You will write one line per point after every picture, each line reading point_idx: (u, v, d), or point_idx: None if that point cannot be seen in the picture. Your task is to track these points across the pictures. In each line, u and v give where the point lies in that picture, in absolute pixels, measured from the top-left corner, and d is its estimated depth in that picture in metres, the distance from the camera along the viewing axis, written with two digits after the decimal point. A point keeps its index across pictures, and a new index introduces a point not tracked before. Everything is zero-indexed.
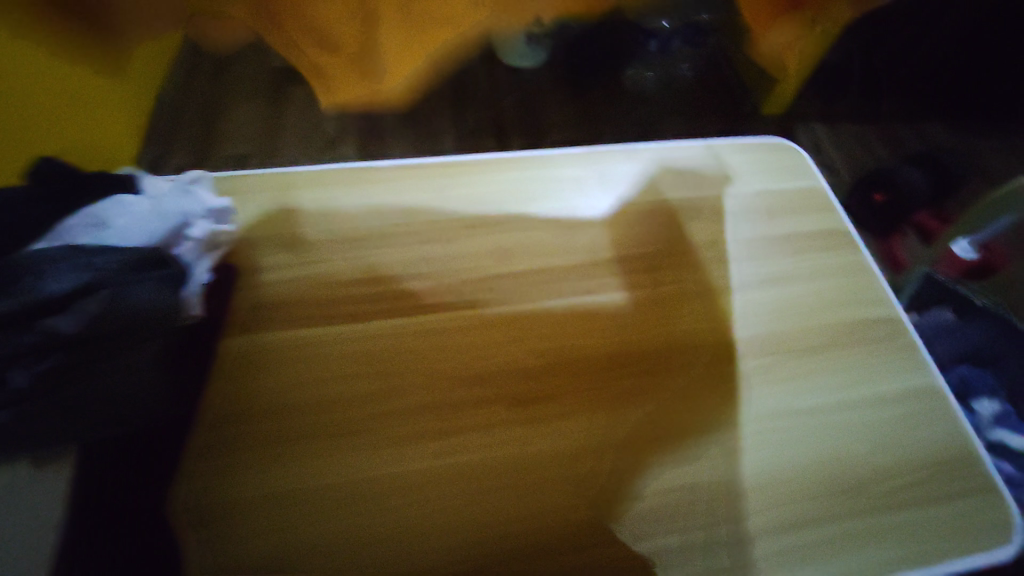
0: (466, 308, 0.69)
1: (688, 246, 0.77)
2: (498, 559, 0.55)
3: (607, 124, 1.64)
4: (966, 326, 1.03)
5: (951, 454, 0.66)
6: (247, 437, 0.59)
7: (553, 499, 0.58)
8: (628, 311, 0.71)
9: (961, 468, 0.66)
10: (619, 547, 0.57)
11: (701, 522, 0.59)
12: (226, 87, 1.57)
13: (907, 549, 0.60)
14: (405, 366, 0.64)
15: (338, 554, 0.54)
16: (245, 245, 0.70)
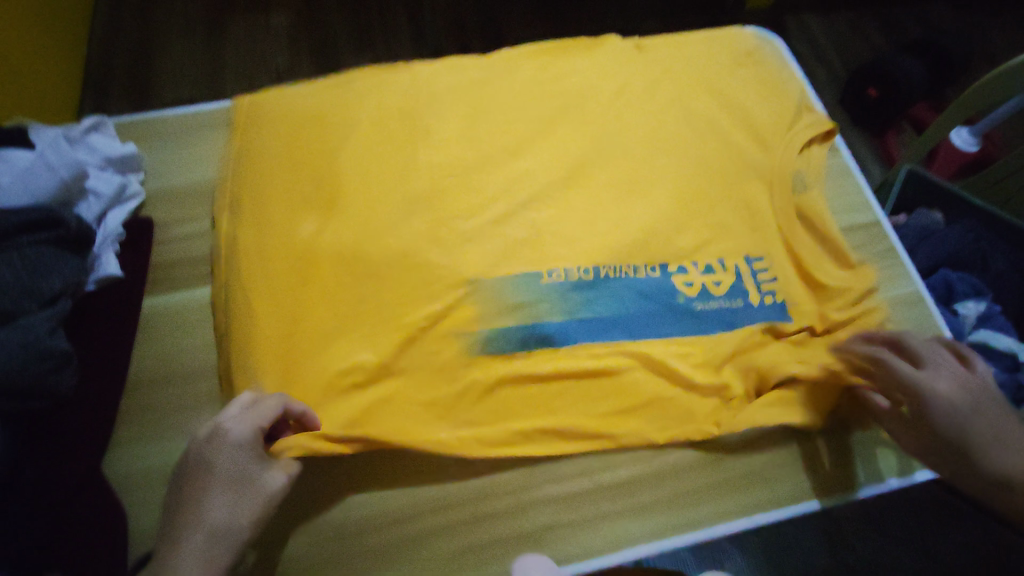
0: (411, 241, 0.61)
1: (664, 161, 0.71)
2: (469, 501, 0.54)
3: (582, 19, 1.40)
4: (949, 228, 0.83)
5: None
6: (192, 393, 0.56)
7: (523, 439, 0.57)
8: (607, 232, 0.66)
9: None
10: (582, 482, 0.56)
11: (672, 451, 0.57)
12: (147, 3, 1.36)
13: (877, 463, 0.59)
14: (339, 301, 0.58)
15: (304, 506, 0.53)
16: (152, 197, 0.66)
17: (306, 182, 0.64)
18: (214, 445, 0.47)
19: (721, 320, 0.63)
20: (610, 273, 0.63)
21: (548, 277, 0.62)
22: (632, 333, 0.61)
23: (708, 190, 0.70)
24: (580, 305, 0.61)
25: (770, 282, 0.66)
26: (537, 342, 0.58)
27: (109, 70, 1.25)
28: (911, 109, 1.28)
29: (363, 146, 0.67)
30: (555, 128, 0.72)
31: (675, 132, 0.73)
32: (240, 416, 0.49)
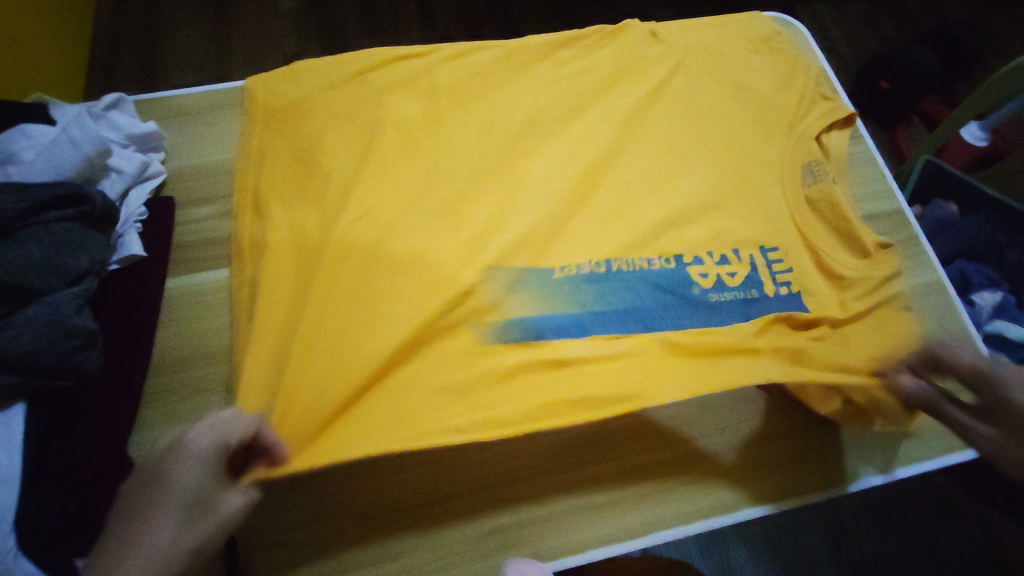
0: (430, 228, 0.62)
1: (682, 150, 0.71)
2: (496, 483, 0.55)
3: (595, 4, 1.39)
4: (964, 220, 0.84)
5: (946, 351, 0.64)
6: (213, 374, 0.56)
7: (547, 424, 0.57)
8: (623, 221, 0.66)
9: (954, 365, 0.63)
10: (603, 465, 0.56)
11: (678, 445, 0.58)
12: None
13: (890, 454, 0.60)
14: (359, 281, 0.57)
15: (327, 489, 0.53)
16: (172, 177, 0.65)
17: (325, 168, 0.64)
18: (172, 457, 0.43)
19: (738, 308, 0.62)
20: (622, 266, 0.63)
21: (560, 271, 0.62)
22: (647, 322, 0.60)
23: (727, 178, 0.70)
24: (595, 296, 0.61)
25: (784, 273, 0.65)
26: (554, 333, 0.58)
27: (117, 48, 1.23)
28: (921, 102, 1.28)
29: (384, 135, 0.67)
30: (574, 116, 0.72)
31: (693, 122, 0.73)
32: (204, 428, 0.45)
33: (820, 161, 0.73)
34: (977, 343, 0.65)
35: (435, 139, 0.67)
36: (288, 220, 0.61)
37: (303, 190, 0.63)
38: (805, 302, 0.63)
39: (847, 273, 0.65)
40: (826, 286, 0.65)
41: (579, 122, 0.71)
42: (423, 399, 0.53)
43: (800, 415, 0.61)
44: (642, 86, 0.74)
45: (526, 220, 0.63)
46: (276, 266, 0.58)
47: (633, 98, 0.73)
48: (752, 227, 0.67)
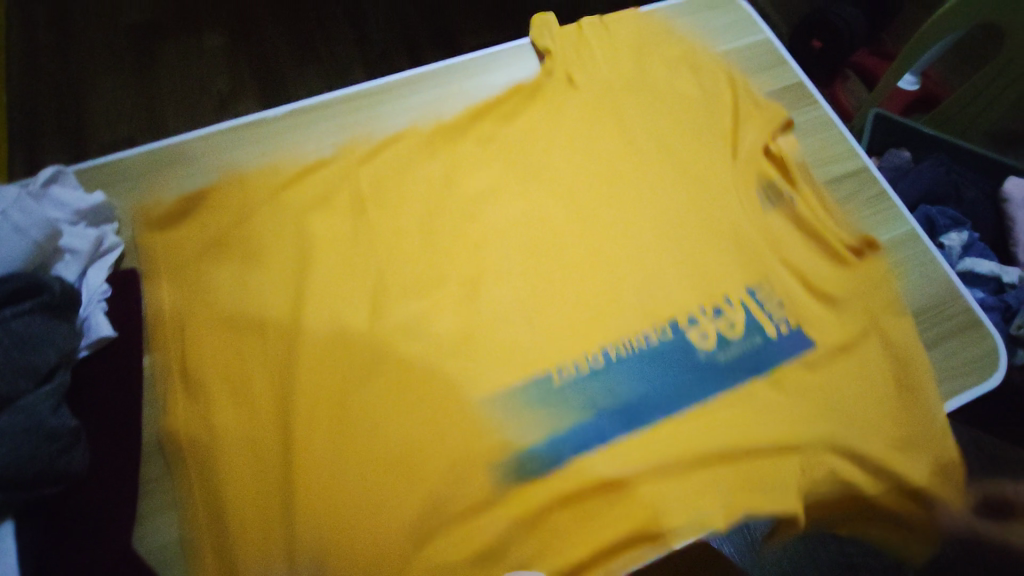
0: (411, 269, 0.62)
1: (647, 142, 0.71)
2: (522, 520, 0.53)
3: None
4: (920, 165, 0.86)
5: (931, 298, 0.66)
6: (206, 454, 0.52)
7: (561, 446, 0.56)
8: (598, 226, 0.66)
9: (940, 310, 0.66)
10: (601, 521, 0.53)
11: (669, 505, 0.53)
12: (66, 29, 1.25)
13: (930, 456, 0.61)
14: (347, 342, 0.57)
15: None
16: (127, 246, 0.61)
17: (296, 224, 0.63)
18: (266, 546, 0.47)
19: (748, 365, 0.59)
20: (620, 351, 0.59)
21: (558, 373, 0.57)
22: (667, 406, 0.57)
23: (694, 165, 0.70)
24: (604, 395, 0.57)
25: (779, 312, 0.62)
26: (573, 450, 0.54)
27: (37, 112, 1.16)
28: (854, 57, 1.32)
29: (343, 188, 0.65)
30: (534, 130, 0.71)
31: (651, 116, 0.73)
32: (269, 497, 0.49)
33: (783, 190, 0.70)
34: (958, 286, 0.67)
35: (401, 178, 0.66)
36: (268, 282, 0.60)
37: (275, 251, 0.61)
38: (806, 334, 0.61)
39: (809, 258, 0.67)
40: (801, 271, 0.65)
41: (540, 135, 0.70)
42: (443, 450, 0.53)
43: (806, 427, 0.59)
44: (597, 86, 0.74)
45: (501, 246, 0.64)
46: (242, 354, 0.56)
47: (588, 102, 0.73)
48: (727, 214, 0.67)
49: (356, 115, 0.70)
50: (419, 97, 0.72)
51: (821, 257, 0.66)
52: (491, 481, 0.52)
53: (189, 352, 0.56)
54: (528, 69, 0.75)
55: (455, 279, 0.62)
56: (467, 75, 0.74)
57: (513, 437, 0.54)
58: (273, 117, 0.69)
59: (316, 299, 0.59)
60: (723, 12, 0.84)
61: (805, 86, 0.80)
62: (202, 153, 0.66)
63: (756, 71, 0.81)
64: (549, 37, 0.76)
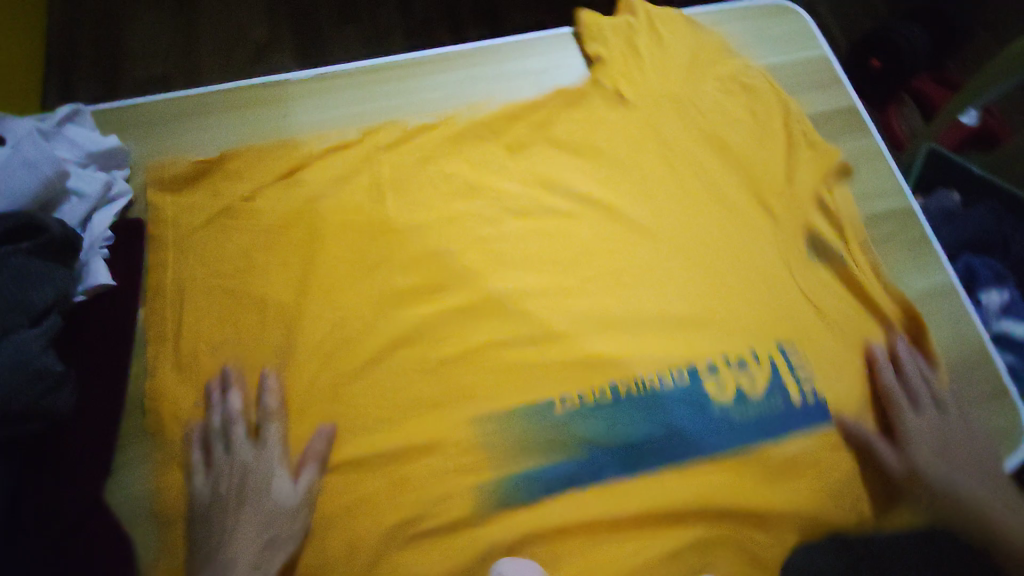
0: (421, 255, 0.60)
1: (682, 153, 0.68)
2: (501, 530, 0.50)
3: None
4: (970, 212, 0.81)
5: (958, 359, 0.62)
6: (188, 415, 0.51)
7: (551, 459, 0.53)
8: (618, 235, 0.63)
9: (965, 372, 0.62)
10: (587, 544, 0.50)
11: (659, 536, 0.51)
12: None
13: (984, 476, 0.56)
14: (345, 322, 0.56)
15: None
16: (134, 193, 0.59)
17: (309, 193, 0.61)
18: (247, 486, 0.48)
19: (759, 427, 0.56)
20: (630, 388, 0.56)
21: (562, 404, 0.54)
22: (668, 456, 0.53)
23: (727, 185, 0.67)
24: (605, 433, 0.53)
25: (807, 372, 0.59)
26: (560, 484, 0.51)
27: (75, 43, 1.15)
28: (915, 80, 1.18)
29: (359, 159, 0.63)
30: (565, 124, 0.68)
31: (691, 124, 0.69)
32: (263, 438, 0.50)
33: (828, 241, 0.65)
34: (989, 350, 0.63)
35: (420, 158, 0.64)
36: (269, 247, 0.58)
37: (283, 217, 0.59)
38: (829, 408, 0.57)
39: (836, 304, 0.63)
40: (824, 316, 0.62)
41: (571, 131, 0.68)
42: (429, 448, 0.52)
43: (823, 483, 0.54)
44: (638, 84, 0.70)
45: (515, 243, 0.61)
46: (234, 324, 0.55)
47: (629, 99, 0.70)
48: (755, 236, 0.64)
49: (385, 89, 0.68)
50: (451, 80, 0.70)
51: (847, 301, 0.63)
52: (474, 483, 0.51)
53: (182, 310, 0.55)
54: (575, 71, 0.72)
55: (465, 270, 0.60)
56: (506, 65, 0.72)
57: (501, 462, 0.52)
58: (299, 76, 0.67)
59: (318, 272, 0.57)
60: (782, 22, 0.79)
61: (858, 112, 0.76)
62: (224, 105, 0.65)
63: (808, 87, 0.76)
64: (600, 41, 0.72)
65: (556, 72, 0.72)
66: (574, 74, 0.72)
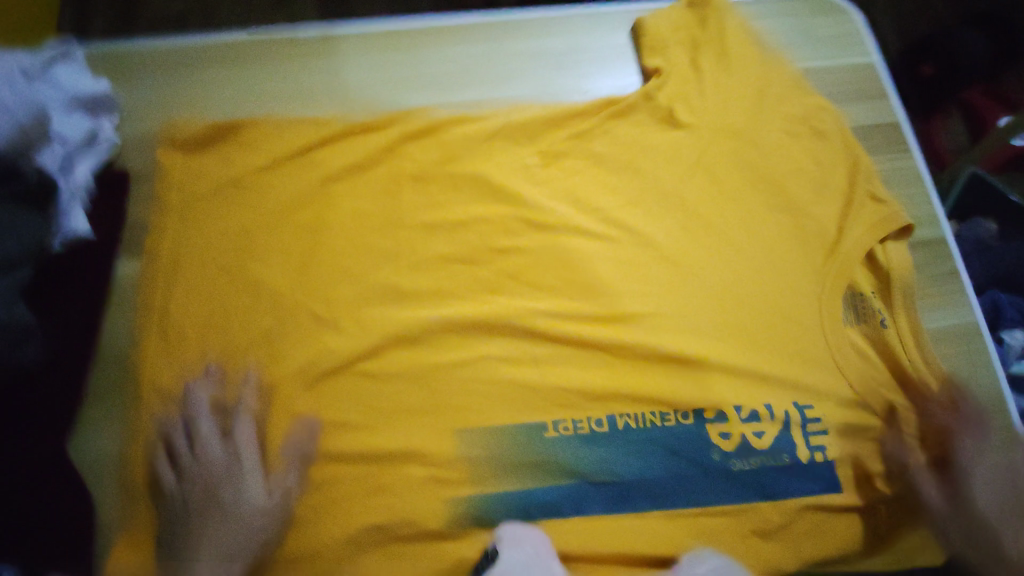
0: (415, 236, 0.57)
1: (704, 154, 0.64)
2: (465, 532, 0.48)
3: None
4: (1006, 245, 0.76)
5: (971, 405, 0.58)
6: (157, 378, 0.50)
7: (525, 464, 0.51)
8: (625, 236, 0.60)
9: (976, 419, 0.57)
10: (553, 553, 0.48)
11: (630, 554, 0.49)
12: None
13: None
14: (330, 298, 0.54)
15: None
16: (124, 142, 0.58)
17: (314, 167, 0.59)
18: (214, 489, 0.46)
19: (759, 484, 0.52)
20: (628, 422, 0.52)
21: (555, 429, 0.51)
22: (658, 500, 0.51)
23: (746, 193, 0.63)
24: (597, 467, 0.51)
25: (819, 433, 0.54)
26: (542, 512, 0.49)
27: None
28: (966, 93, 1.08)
29: (373, 139, 0.60)
30: (594, 119, 0.64)
31: (728, 131, 0.65)
32: (235, 438, 0.48)
33: (863, 290, 0.60)
34: (1008, 401, 0.58)
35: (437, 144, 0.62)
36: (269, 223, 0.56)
37: (287, 194, 0.57)
38: (837, 473, 0.54)
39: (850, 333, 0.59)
40: (834, 345, 0.58)
41: (599, 128, 0.64)
42: (403, 438, 0.50)
43: (809, 519, 0.52)
44: (677, 83, 0.66)
45: (514, 233, 0.59)
46: (218, 298, 0.53)
47: (665, 98, 0.65)
48: (778, 260, 0.60)
49: (407, 66, 0.66)
50: (478, 62, 0.68)
51: (867, 340, 0.59)
52: (444, 480, 0.49)
53: (169, 280, 0.53)
54: (629, 81, 0.70)
55: (459, 256, 0.57)
56: (542, 55, 0.69)
57: (483, 480, 0.50)
58: (313, 34, 0.65)
59: (318, 256, 0.56)
60: (830, 18, 0.74)
61: (900, 126, 0.70)
62: (241, 61, 0.63)
63: (848, 92, 0.71)
64: (654, 44, 0.68)
65: (607, 79, 0.69)
66: (599, 63, 0.70)
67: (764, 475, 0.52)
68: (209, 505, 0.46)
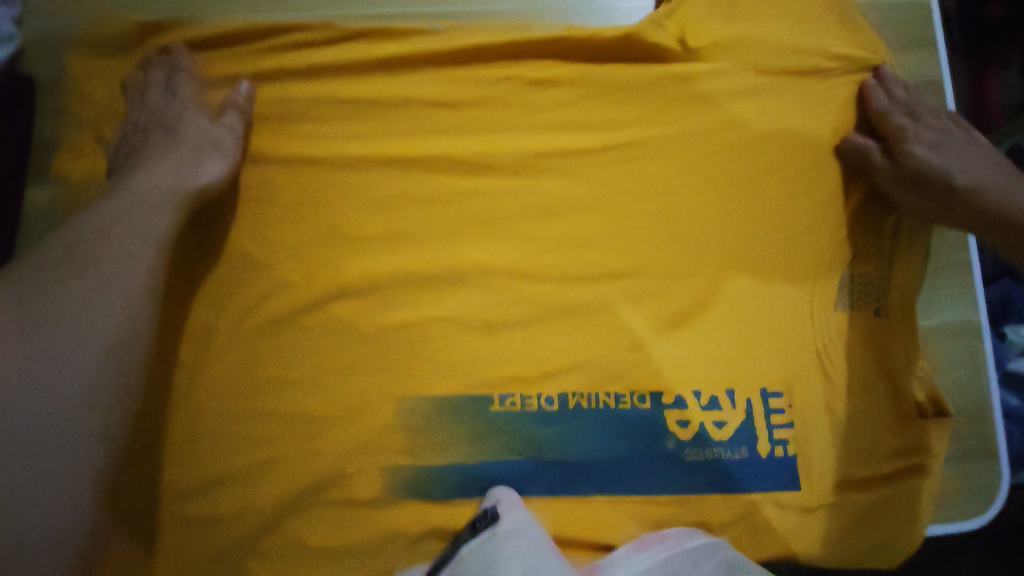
0: (366, 175, 0.51)
1: (720, 88, 0.52)
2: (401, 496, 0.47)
3: None
4: None
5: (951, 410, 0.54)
6: None
7: (468, 434, 0.48)
8: (611, 182, 0.51)
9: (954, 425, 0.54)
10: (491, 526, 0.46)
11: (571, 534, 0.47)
12: None
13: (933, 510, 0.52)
14: (266, 241, 0.50)
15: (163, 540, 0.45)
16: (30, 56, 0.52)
17: (246, 89, 0.51)
18: (158, 125, 0.48)
19: (711, 475, 0.49)
20: (580, 402, 0.48)
21: (501, 403, 0.48)
22: (605, 483, 0.48)
23: (765, 137, 0.51)
24: (542, 446, 0.48)
25: (783, 427, 0.50)
26: (480, 489, 0.47)
27: None
28: None
29: (330, 57, 0.52)
30: (588, 50, 0.53)
31: (753, 61, 0.52)
32: (175, 85, 0.50)
33: (867, 274, 0.53)
34: (992, 409, 0.54)
35: (399, 66, 0.52)
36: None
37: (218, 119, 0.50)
38: (797, 469, 0.49)
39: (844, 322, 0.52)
40: (824, 332, 0.51)
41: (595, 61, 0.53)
42: (341, 399, 0.48)
43: (767, 516, 0.49)
44: (693, 11, 0.54)
45: (480, 177, 0.51)
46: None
47: (678, 17, 0.53)
48: (786, 227, 0.51)
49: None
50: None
51: (857, 327, 0.52)
52: (382, 445, 0.47)
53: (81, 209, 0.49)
54: (639, 5, 0.56)
55: (415, 201, 0.51)
56: None
57: (422, 450, 0.47)
58: None
59: (257, 197, 0.50)
60: None
61: None
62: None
63: (907, 33, 0.57)
64: None
65: (614, 1, 0.56)
66: None
67: (722, 467, 0.49)
68: (157, 135, 0.48)
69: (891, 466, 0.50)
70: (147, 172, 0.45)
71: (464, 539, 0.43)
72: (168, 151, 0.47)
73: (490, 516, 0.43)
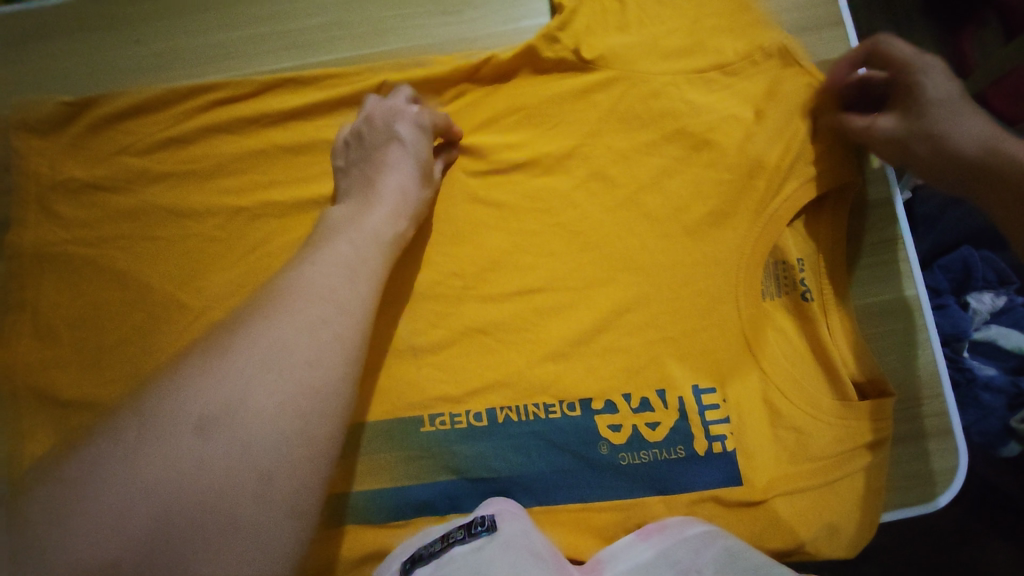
0: (289, 217, 0.53)
1: (622, 94, 0.53)
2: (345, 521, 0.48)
3: None
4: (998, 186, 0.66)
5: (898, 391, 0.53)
6: (31, 383, 0.50)
7: (407, 456, 0.49)
8: (526, 198, 0.52)
9: (902, 408, 0.52)
10: None
11: None
12: None
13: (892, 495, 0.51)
14: (192, 285, 0.51)
15: None
16: None
17: (171, 147, 0.54)
18: (401, 152, 0.50)
19: (650, 478, 0.49)
20: (509, 415, 0.49)
21: (431, 423, 0.49)
22: (539, 495, 0.49)
23: (673, 138, 0.52)
24: (474, 462, 0.49)
25: (719, 422, 0.49)
26: (416, 510, 0.48)
27: None
28: None
29: (242, 108, 0.54)
30: (487, 70, 0.54)
31: (652, 62, 0.53)
32: (411, 112, 0.51)
33: (789, 258, 0.52)
34: (943, 384, 0.52)
35: (308, 111, 0.54)
36: (135, 213, 0.53)
37: (145, 178, 0.53)
38: (738, 464, 0.48)
39: (774, 311, 0.52)
40: (758, 322, 0.51)
41: (496, 81, 0.54)
42: None
43: (714, 515, 0.48)
44: (586, 21, 0.53)
45: None
46: (79, 286, 0.52)
47: (573, 25, 0.53)
48: (705, 221, 0.51)
49: (270, 22, 0.58)
50: (349, 11, 0.58)
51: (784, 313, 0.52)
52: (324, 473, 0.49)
53: (30, 278, 0.52)
54: (535, 21, 0.58)
55: None
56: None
57: (360, 476, 0.49)
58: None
59: (192, 248, 0.52)
60: None
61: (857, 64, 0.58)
62: (89, 25, 0.58)
63: (804, 20, 0.58)
64: None
65: (509, 21, 0.58)
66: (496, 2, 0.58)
67: (661, 468, 0.49)
68: (389, 159, 0.49)
69: (831, 457, 0.48)
70: (378, 215, 0.46)
71: (454, 540, 0.39)
72: (401, 174, 0.49)
73: (486, 525, 0.40)
